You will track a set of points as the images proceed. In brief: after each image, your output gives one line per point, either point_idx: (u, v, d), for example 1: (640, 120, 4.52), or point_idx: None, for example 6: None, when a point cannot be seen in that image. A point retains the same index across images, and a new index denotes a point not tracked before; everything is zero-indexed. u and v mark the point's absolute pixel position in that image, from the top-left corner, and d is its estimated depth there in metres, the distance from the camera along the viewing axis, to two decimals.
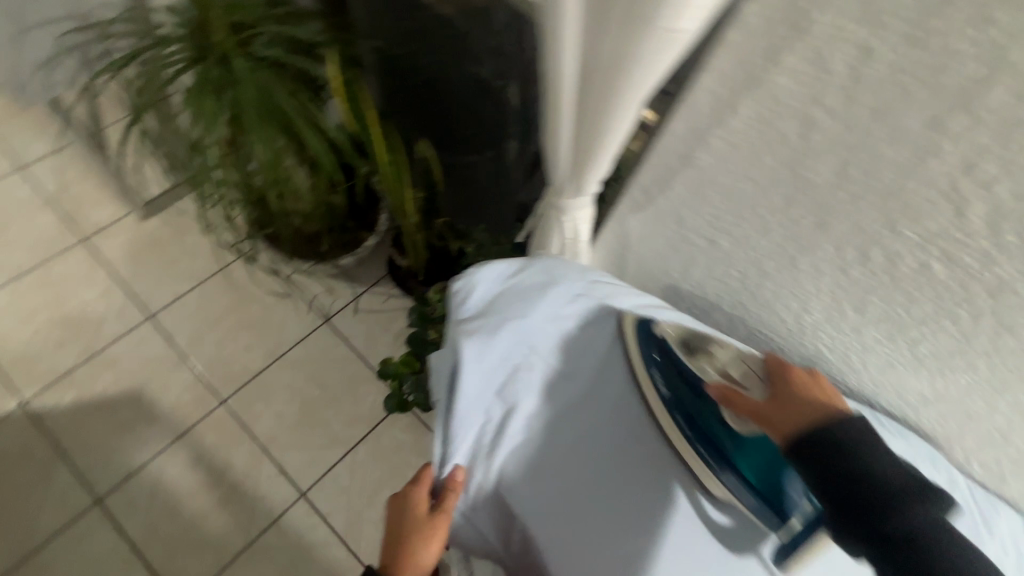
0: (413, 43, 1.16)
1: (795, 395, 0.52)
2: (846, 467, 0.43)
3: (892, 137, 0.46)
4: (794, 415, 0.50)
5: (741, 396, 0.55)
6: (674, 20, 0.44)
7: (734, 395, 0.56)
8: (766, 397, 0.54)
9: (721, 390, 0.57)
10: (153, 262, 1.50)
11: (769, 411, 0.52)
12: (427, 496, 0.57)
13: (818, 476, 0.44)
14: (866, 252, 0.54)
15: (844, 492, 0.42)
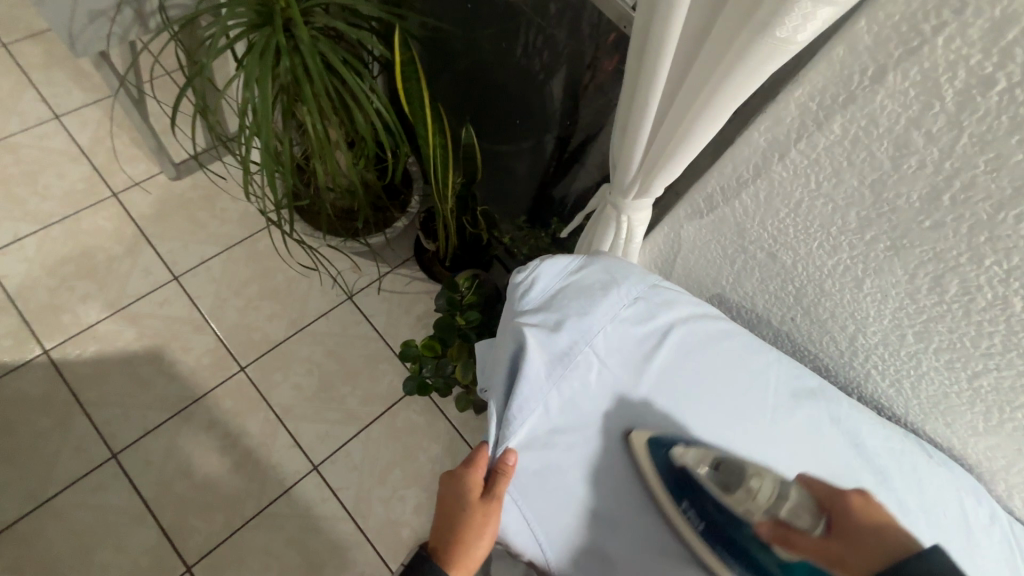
0: (474, 29, 1.17)
1: (857, 530, 0.52)
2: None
3: (993, 167, 0.45)
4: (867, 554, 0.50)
5: (800, 535, 0.52)
6: (790, 31, 0.44)
7: (794, 534, 0.52)
8: (831, 535, 0.51)
9: (776, 529, 0.52)
10: (183, 223, 1.50)
11: (840, 549, 0.50)
12: (480, 480, 0.57)
13: None
14: (940, 279, 0.54)
15: None
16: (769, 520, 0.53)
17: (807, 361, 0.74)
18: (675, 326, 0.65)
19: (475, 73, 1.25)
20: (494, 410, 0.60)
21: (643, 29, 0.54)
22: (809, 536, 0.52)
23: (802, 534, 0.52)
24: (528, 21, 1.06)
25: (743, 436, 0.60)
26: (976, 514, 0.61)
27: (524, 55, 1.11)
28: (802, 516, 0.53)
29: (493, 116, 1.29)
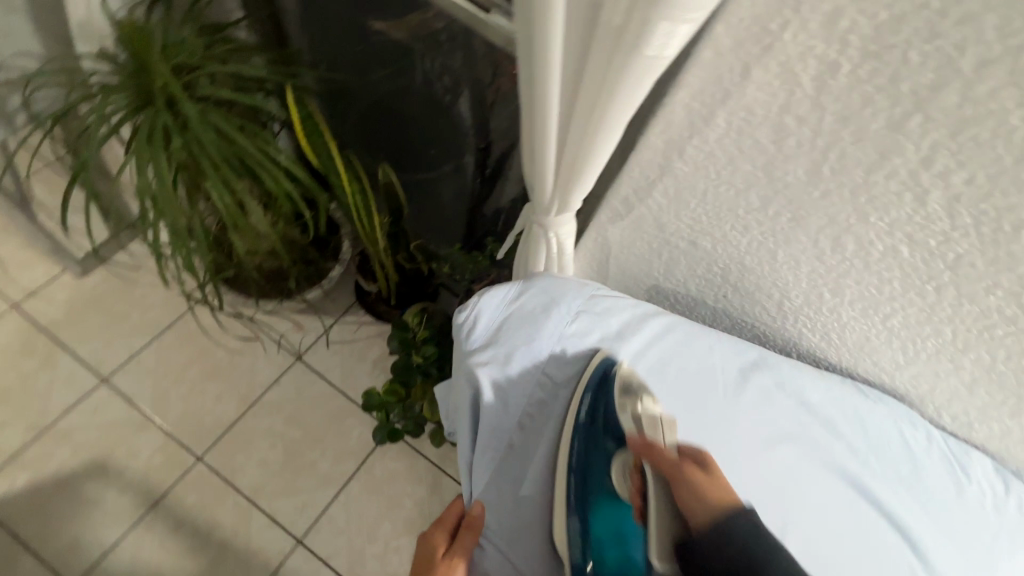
0: (369, 66, 1.15)
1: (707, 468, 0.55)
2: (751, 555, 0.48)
3: (856, 137, 0.50)
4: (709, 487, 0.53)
5: (663, 450, 0.55)
6: (657, 48, 0.47)
7: (655, 447, 0.56)
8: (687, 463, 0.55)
9: (646, 441, 0.56)
10: (101, 320, 1.40)
11: (686, 473, 0.53)
12: (445, 538, 0.62)
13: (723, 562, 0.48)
14: (840, 239, 0.59)
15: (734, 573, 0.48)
16: (640, 431, 0.57)
17: (748, 331, 0.79)
18: (619, 333, 0.67)
19: (377, 111, 1.24)
20: (464, 459, 0.66)
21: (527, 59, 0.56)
22: (667, 453, 0.55)
23: (662, 452, 0.55)
24: (420, 54, 1.05)
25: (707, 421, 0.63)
26: (914, 441, 0.66)
27: (422, 87, 1.11)
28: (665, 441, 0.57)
29: (406, 148, 1.28)
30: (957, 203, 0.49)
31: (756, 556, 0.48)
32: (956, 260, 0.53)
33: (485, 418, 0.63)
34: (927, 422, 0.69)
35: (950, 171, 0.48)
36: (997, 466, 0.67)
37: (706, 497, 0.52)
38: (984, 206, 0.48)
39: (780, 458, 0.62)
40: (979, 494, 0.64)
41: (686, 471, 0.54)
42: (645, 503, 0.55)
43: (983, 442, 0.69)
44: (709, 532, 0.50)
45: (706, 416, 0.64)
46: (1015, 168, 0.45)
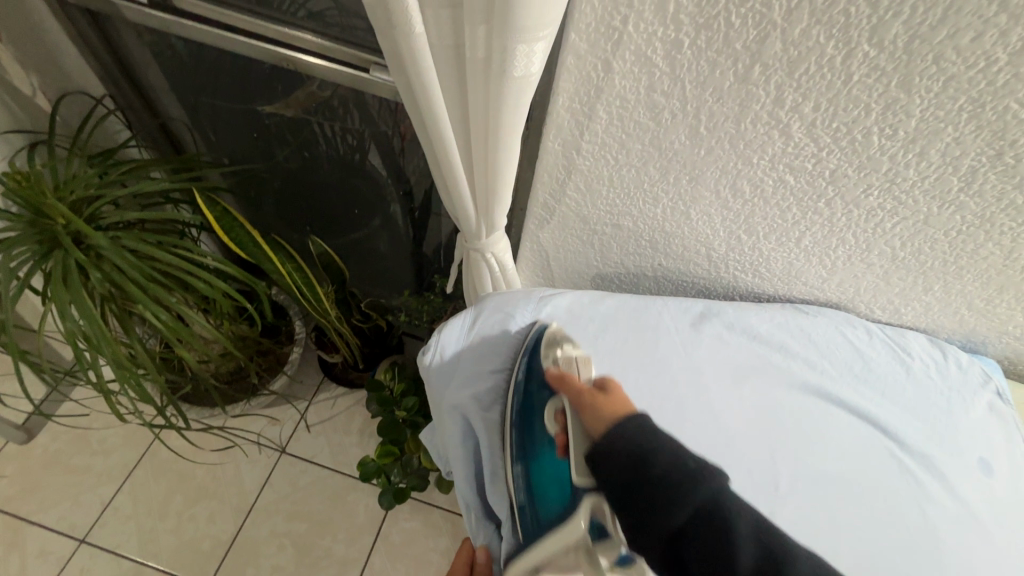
0: (269, 149, 1.16)
1: (610, 397, 0.60)
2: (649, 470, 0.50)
3: (717, 96, 0.56)
4: (609, 412, 0.58)
5: (573, 381, 0.62)
6: (524, 69, 0.51)
7: (565, 378, 0.62)
8: (592, 389, 0.61)
9: (558, 379, 0.63)
10: (63, 479, 1.32)
11: (590, 401, 0.59)
12: None
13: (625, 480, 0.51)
14: (736, 186, 0.65)
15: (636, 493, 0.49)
16: (557, 368, 0.64)
17: (691, 289, 0.84)
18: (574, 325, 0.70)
19: (292, 190, 1.25)
20: (465, 499, 0.71)
21: (415, 106, 0.60)
22: (577, 385, 0.61)
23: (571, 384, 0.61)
24: (318, 123, 1.07)
25: (675, 378, 0.68)
26: (860, 341, 0.72)
27: (329, 154, 1.14)
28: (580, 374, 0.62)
29: (330, 215, 1.29)
30: (816, 128, 0.56)
31: (646, 454, 0.52)
32: (833, 175, 0.60)
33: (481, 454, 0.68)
34: (864, 320, 0.76)
35: (800, 104, 0.54)
36: (933, 340, 0.74)
37: (602, 413, 0.57)
38: (835, 124, 0.55)
39: (748, 393, 0.68)
40: (924, 369, 0.71)
41: (587, 396, 0.60)
42: (563, 433, 0.60)
43: (916, 322, 0.76)
44: (604, 441, 0.54)
45: (674, 375, 0.68)
46: (846, 87, 0.52)
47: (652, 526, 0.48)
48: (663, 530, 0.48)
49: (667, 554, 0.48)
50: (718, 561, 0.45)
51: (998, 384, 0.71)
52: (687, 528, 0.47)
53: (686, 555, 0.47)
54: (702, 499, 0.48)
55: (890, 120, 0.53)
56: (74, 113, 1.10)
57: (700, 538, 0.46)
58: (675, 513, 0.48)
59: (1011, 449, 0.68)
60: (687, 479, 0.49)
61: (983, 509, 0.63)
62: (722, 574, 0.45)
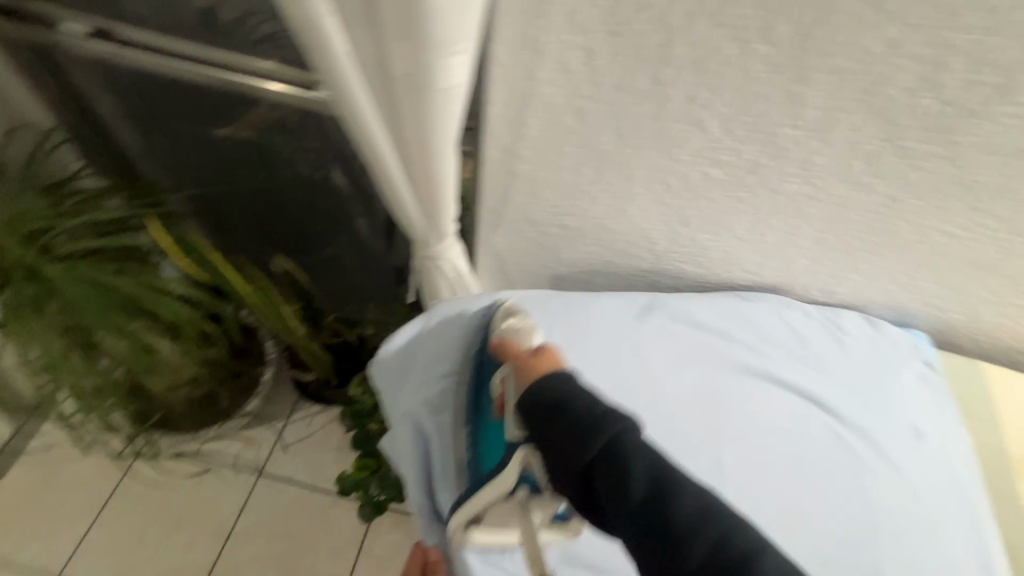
0: (227, 171, 1.17)
1: (541, 359, 0.53)
2: (564, 413, 0.47)
3: (636, 97, 0.60)
4: (535, 370, 0.53)
5: (511, 344, 0.58)
6: (447, 80, 0.54)
7: (509, 342, 0.58)
8: (530, 350, 0.55)
9: (500, 342, 0.60)
10: (33, 517, 1.29)
11: (521, 362, 0.55)
12: None
13: (540, 420, 0.48)
14: (667, 181, 0.69)
15: (549, 434, 0.47)
16: (502, 337, 0.61)
17: (642, 283, 0.87)
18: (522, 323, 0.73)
19: (254, 210, 1.25)
20: (416, 505, 0.70)
21: (351, 122, 0.62)
22: (516, 346, 0.57)
23: (512, 348, 0.57)
24: (273, 143, 1.08)
25: (623, 366, 0.71)
26: (796, 322, 0.76)
27: (286, 173, 1.15)
28: (522, 338, 0.58)
29: (294, 233, 1.30)
30: (729, 123, 0.60)
31: (560, 398, 0.48)
32: (752, 165, 0.64)
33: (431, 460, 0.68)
34: (801, 302, 0.80)
35: (712, 100, 0.58)
36: (867, 318, 0.79)
37: (531, 370, 0.52)
38: (746, 119, 0.59)
39: (690, 376, 0.71)
40: (858, 343, 0.75)
41: (520, 356, 0.55)
42: (505, 395, 0.58)
43: (851, 301, 0.80)
44: (524, 392, 0.51)
45: (620, 365, 0.71)
46: (750, 84, 0.56)
47: (562, 464, 0.46)
48: (573, 466, 0.45)
49: (581, 489, 0.46)
50: (620, 493, 0.43)
51: (926, 354, 0.76)
52: (596, 464, 0.45)
53: (597, 488, 0.45)
54: (612, 434, 0.45)
55: (794, 112, 0.57)
56: (25, 146, 1.09)
57: (605, 472, 0.44)
58: (583, 449, 0.45)
59: (941, 414, 0.72)
60: (598, 417, 0.46)
61: (913, 472, 0.67)
62: (626, 512, 0.43)
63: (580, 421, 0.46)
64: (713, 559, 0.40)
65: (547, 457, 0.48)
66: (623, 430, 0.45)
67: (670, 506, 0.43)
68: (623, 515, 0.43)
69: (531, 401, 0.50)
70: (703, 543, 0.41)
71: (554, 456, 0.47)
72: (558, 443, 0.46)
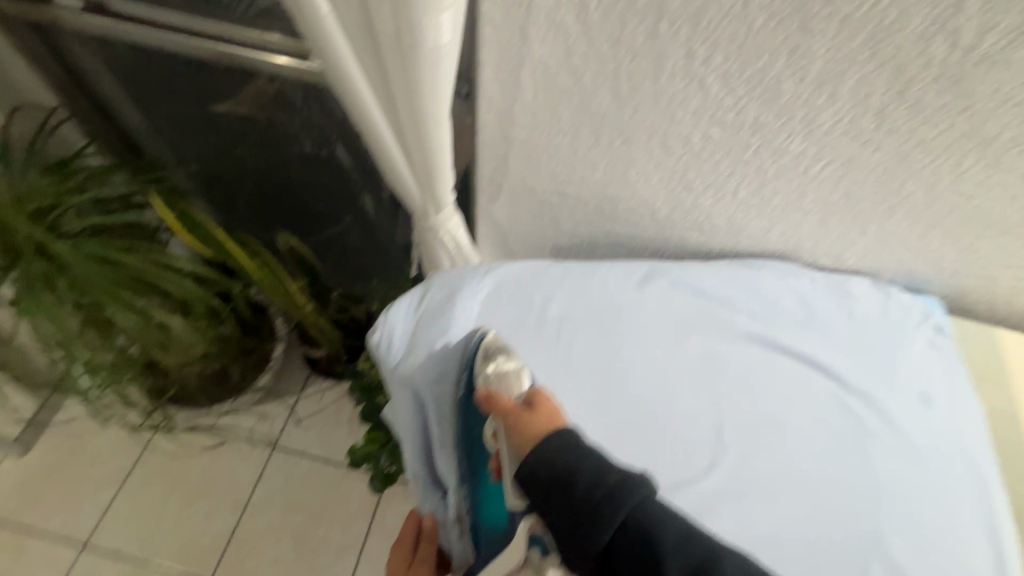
0: (229, 148, 1.17)
1: (537, 417, 0.52)
2: (576, 491, 0.46)
3: (631, 55, 0.58)
4: (534, 434, 0.50)
5: (500, 399, 0.54)
6: (435, 40, 0.52)
7: (495, 398, 0.55)
8: (522, 408, 0.53)
9: (486, 396, 0.56)
10: (60, 488, 1.35)
11: (517, 422, 0.52)
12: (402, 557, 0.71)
13: (548, 501, 0.47)
14: (668, 143, 0.67)
15: (563, 514, 0.46)
16: (487, 387, 0.57)
17: (645, 252, 0.86)
18: (519, 294, 0.72)
19: (258, 187, 1.26)
20: (413, 468, 0.72)
21: (340, 89, 0.61)
22: (506, 402, 0.54)
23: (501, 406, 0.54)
24: (272, 118, 1.08)
25: (621, 335, 0.70)
26: (801, 288, 0.74)
27: (287, 149, 1.15)
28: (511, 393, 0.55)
29: (298, 210, 1.30)
30: (730, 79, 0.57)
31: (570, 471, 0.47)
32: (755, 124, 0.61)
33: (429, 426, 0.70)
34: (808, 268, 0.78)
35: (711, 55, 0.56)
36: (876, 283, 0.76)
37: (528, 435, 0.50)
38: (747, 74, 0.56)
39: (691, 346, 0.70)
40: (865, 309, 0.74)
41: (514, 415, 0.52)
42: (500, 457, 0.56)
43: (861, 266, 0.78)
44: (523, 463, 0.49)
45: (619, 336, 0.70)
46: (750, 36, 0.53)
47: (580, 545, 0.45)
48: (593, 549, 0.45)
49: (600, 570, 0.45)
50: (647, 573, 0.43)
51: (938, 320, 0.74)
52: (616, 541, 0.45)
53: (619, 569, 0.45)
54: (631, 513, 0.45)
55: (797, 65, 0.54)
56: (30, 125, 1.10)
57: (631, 554, 0.44)
58: (603, 532, 0.44)
59: (950, 379, 0.70)
60: (612, 489, 0.45)
61: (920, 441, 0.66)
62: None
63: (593, 498, 0.45)
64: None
65: (559, 536, 0.46)
66: (638, 500, 0.45)
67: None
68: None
69: (536, 480, 0.48)
70: None
71: (568, 537, 0.46)
72: (573, 523, 0.45)
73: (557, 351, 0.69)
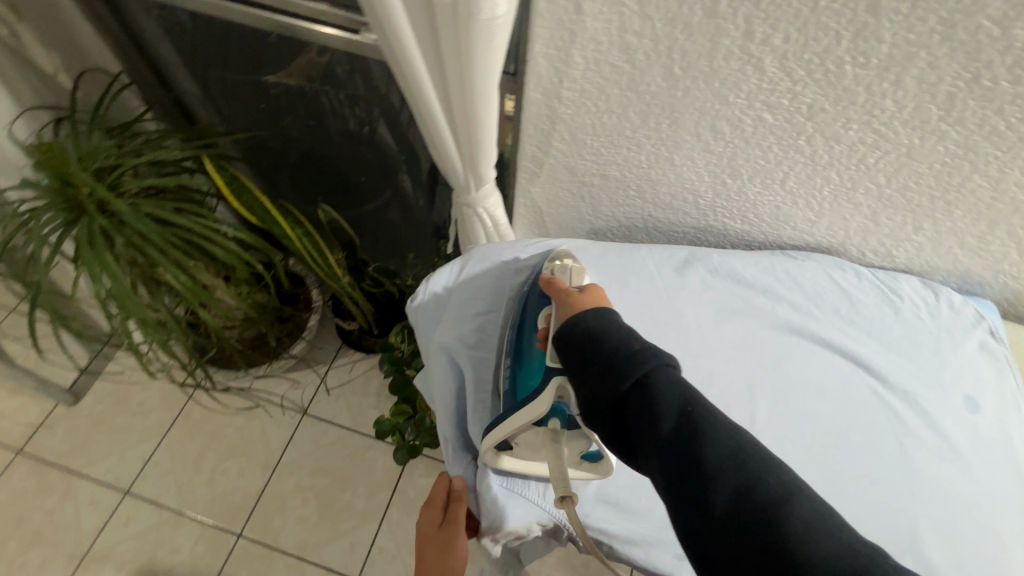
0: (276, 119, 1.20)
1: (586, 299, 0.57)
2: (601, 348, 0.50)
3: (687, 33, 0.57)
4: (581, 307, 0.56)
5: (559, 282, 0.60)
6: (491, 10, 0.53)
7: (555, 282, 0.61)
8: (577, 289, 0.59)
9: (547, 278, 0.62)
10: (106, 436, 1.43)
11: (568, 298, 0.58)
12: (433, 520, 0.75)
13: (575, 356, 0.52)
14: (717, 127, 0.65)
15: (586, 366, 0.50)
16: (550, 275, 0.63)
17: (684, 239, 0.85)
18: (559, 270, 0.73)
19: (303, 159, 1.29)
20: (446, 433, 0.72)
21: (393, 59, 0.62)
22: (563, 284, 0.60)
23: (557, 285, 0.60)
24: (319, 91, 1.10)
25: (657, 319, 0.70)
26: (846, 283, 0.72)
27: (332, 122, 1.17)
28: (569, 278, 0.61)
29: (340, 184, 1.33)
30: (788, 60, 0.56)
31: (599, 334, 0.51)
32: (810, 110, 0.60)
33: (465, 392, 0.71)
34: (854, 264, 0.76)
35: (771, 36, 0.54)
36: (925, 282, 0.74)
37: (575, 307, 0.56)
38: (807, 55, 0.55)
39: (727, 333, 0.69)
40: (913, 308, 0.71)
41: (568, 293, 0.58)
42: (546, 329, 0.60)
43: (910, 264, 0.75)
44: (565, 326, 0.54)
45: (656, 317, 0.70)
46: (814, 15, 0.51)
47: (596, 395, 0.49)
48: (607, 397, 0.48)
49: (612, 421, 0.49)
50: (648, 423, 0.46)
51: (992, 324, 0.71)
52: (630, 394, 0.47)
53: (629, 419, 0.47)
54: (646, 371, 0.47)
55: (861, 47, 0.52)
56: (93, 89, 1.15)
57: (639, 406, 0.47)
58: (618, 382, 0.47)
59: (999, 385, 0.68)
60: (634, 352, 0.48)
61: (963, 444, 0.64)
62: (653, 443, 0.46)
63: (615, 354, 0.49)
64: (732, 492, 0.43)
65: (580, 390, 0.51)
66: (657, 361, 0.48)
67: (700, 437, 0.45)
68: (651, 445, 0.46)
69: (568, 339, 0.53)
70: (726, 476, 0.44)
71: (587, 387, 0.50)
72: (593, 376, 0.49)
73: None
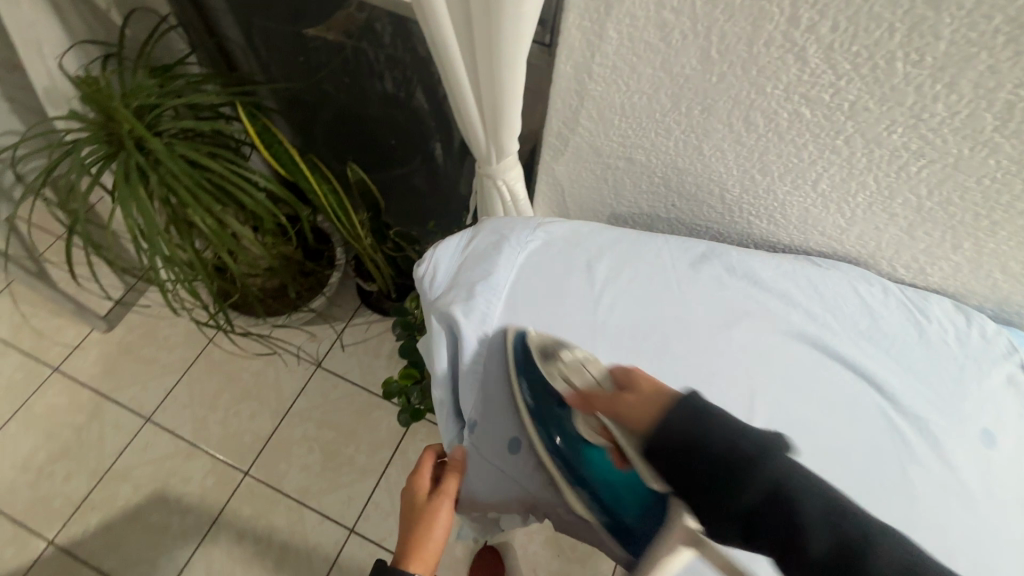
0: (313, 75, 1.20)
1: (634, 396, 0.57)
2: (706, 456, 0.48)
3: (727, 13, 0.53)
4: (638, 409, 0.55)
5: (595, 393, 0.62)
6: None
7: (588, 394, 0.62)
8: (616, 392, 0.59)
9: (576, 395, 0.63)
10: (133, 365, 1.51)
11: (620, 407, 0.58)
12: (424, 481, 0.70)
13: (676, 467, 0.49)
14: (750, 119, 0.62)
15: (697, 479, 0.47)
16: (575, 387, 0.64)
17: (705, 234, 0.82)
18: (565, 251, 0.72)
19: (337, 118, 1.30)
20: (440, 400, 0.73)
21: (424, 19, 0.61)
22: (600, 394, 0.61)
23: (595, 399, 0.61)
24: (357, 48, 1.09)
25: (663, 311, 0.68)
26: (871, 297, 0.69)
27: (367, 82, 1.16)
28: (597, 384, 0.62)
29: (372, 147, 1.34)
30: (834, 52, 0.52)
31: (698, 437, 0.49)
32: (852, 108, 0.56)
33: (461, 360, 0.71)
34: (883, 278, 0.72)
35: (818, 23, 0.51)
36: (956, 304, 0.70)
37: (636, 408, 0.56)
38: (855, 48, 0.51)
39: (735, 334, 0.67)
40: (941, 331, 0.67)
41: (617, 399, 0.58)
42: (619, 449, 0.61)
43: (944, 284, 0.71)
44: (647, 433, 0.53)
45: (660, 311, 0.68)
46: (867, 4, 0.48)
47: (720, 507, 0.47)
48: (733, 513, 0.46)
49: (744, 537, 0.47)
50: (793, 539, 0.44)
51: None
52: (760, 508, 0.45)
53: (763, 534, 0.45)
54: (773, 480, 0.45)
55: (916, 43, 0.49)
56: (143, 30, 1.18)
57: (774, 520, 0.45)
58: (739, 499, 0.46)
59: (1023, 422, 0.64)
60: (753, 461, 0.46)
61: (972, 479, 0.61)
62: (796, 559, 0.44)
63: (730, 462, 0.47)
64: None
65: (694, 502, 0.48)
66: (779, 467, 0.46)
67: (858, 561, 0.42)
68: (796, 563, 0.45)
69: (660, 447, 0.51)
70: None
71: (707, 501, 0.47)
72: (709, 489, 0.47)
73: (592, 312, 0.68)
